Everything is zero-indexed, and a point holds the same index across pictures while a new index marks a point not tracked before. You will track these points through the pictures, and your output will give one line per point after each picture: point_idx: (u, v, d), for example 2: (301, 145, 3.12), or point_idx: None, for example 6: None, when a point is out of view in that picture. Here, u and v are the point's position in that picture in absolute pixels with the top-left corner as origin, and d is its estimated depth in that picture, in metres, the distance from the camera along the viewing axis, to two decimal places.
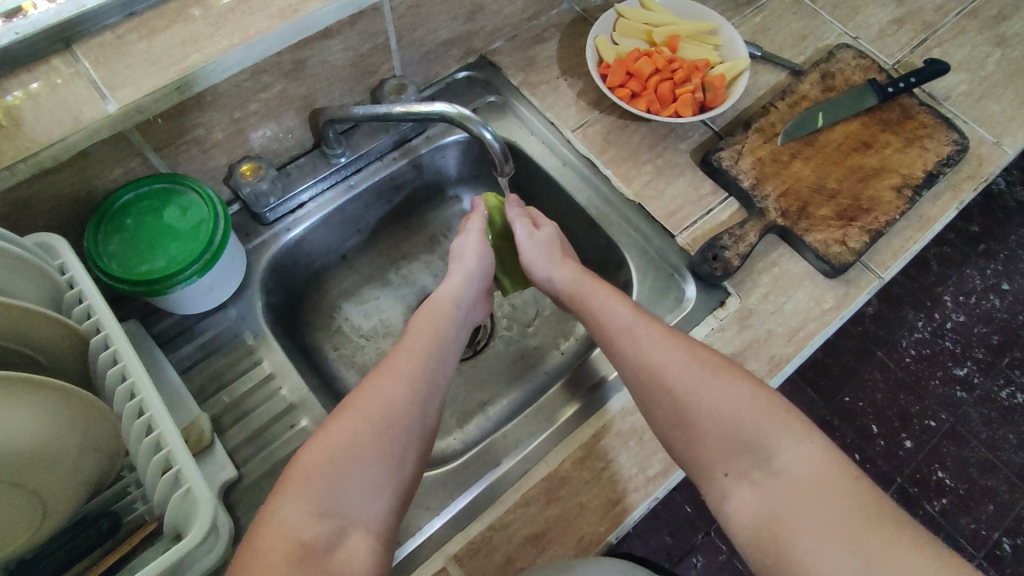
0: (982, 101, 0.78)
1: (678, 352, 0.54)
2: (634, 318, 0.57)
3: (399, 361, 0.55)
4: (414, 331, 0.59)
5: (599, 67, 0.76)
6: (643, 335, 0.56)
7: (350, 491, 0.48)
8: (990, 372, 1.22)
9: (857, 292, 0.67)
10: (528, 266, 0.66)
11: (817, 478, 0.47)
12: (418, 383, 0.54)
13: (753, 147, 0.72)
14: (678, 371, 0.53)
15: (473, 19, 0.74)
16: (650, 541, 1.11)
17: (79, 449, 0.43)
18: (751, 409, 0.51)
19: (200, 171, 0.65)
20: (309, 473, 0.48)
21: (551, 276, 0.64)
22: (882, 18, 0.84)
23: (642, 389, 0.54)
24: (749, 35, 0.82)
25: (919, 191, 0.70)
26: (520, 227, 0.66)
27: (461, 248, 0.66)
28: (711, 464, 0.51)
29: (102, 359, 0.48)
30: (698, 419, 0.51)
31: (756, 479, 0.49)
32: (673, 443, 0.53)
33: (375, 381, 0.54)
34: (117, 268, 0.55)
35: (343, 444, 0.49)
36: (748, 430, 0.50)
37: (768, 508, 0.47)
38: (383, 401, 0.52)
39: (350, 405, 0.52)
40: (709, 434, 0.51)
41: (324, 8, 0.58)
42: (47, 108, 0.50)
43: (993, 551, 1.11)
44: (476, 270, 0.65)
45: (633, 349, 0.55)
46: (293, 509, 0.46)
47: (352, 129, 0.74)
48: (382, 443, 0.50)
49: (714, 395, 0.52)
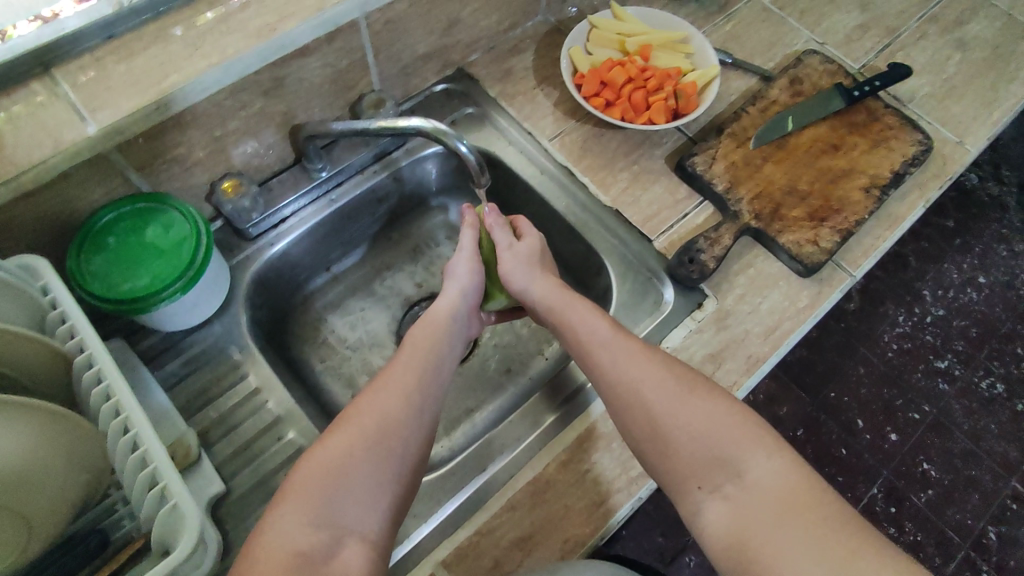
0: (946, 102, 0.81)
1: (655, 367, 0.56)
2: (611, 333, 0.59)
3: (396, 374, 0.56)
4: (410, 345, 0.60)
5: (574, 78, 0.77)
6: (621, 350, 0.57)
7: (346, 503, 0.49)
8: (970, 364, 1.25)
9: (830, 290, 0.69)
10: (508, 280, 0.67)
11: (786, 491, 0.49)
12: (415, 397, 0.55)
13: (726, 152, 0.74)
14: (654, 385, 0.55)
15: (449, 33, 0.75)
16: (642, 543, 1.13)
17: (66, 469, 0.44)
18: (725, 424, 0.53)
19: (182, 189, 0.66)
20: (306, 484, 0.49)
21: (529, 288, 0.65)
22: (848, 24, 0.87)
23: (619, 403, 0.56)
24: (720, 43, 0.84)
25: (887, 191, 0.72)
26: (502, 235, 0.68)
27: (453, 267, 0.68)
28: (685, 478, 0.52)
29: (86, 379, 0.48)
30: (672, 433, 0.53)
31: (728, 492, 0.50)
32: (648, 457, 0.54)
33: (370, 396, 0.54)
34: (99, 287, 0.56)
35: (340, 457, 0.50)
36: (720, 444, 0.52)
37: (737, 520, 0.49)
38: (379, 415, 0.53)
39: (345, 419, 0.53)
40: (684, 447, 0.52)
41: (300, 27, 0.59)
42: (27, 131, 0.51)
43: (978, 540, 1.13)
44: (469, 287, 0.67)
45: (608, 364, 0.57)
46: (290, 520, 0.47)
47: (332, 145, 0.75)
48: (379, 456, 0.51)
49: (689, 409, 0.54)
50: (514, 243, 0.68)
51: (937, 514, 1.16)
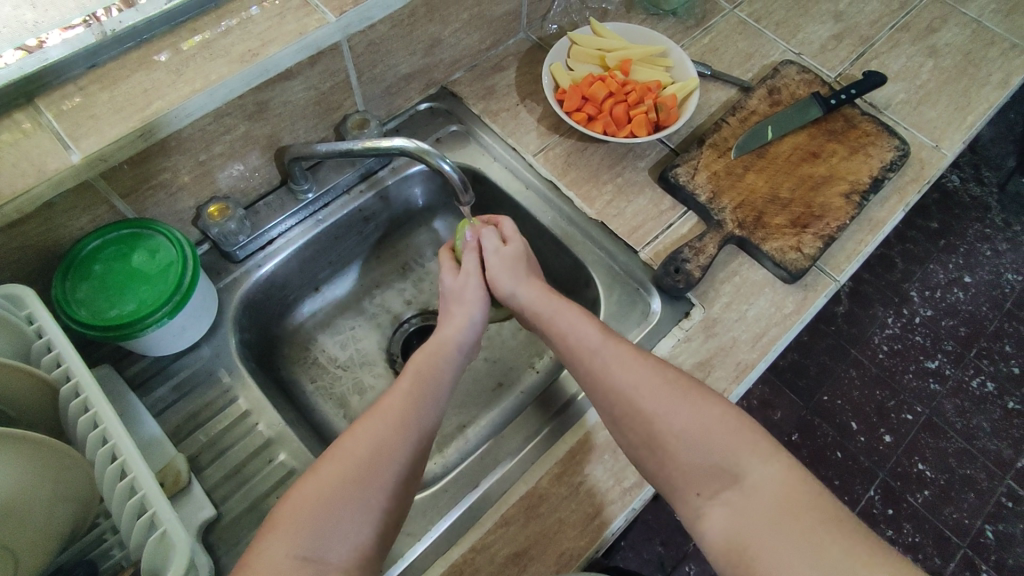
0: (921, 107, 0.82)
1: (647, 373, 0.56)
2: (602, 339, 0.59)
3: (392, 402, 0.56)
4: (411, 372, 0.59)
5: (556, 93, 0.78)
6: (613, 357, 0.58)
7: (334, 533, 0.48)
8: (960, 363, 1.26)
9: (815, 296, 0.70)
10: (494, 283, 0.67)
11: (781, 495, 0.49)
12: (409, 427, 0.55)
13: (707, 162, 0.75)
14: (648, 391, 0.55)
15: (431, 53, 0.76)
16: (642, 553, 1.12)
17: (52, 500, 0.43)
18: (718, 428, 0.53)
19: (168, 214, 0.66)
20: (295, 514, 0.49)
21: (515, 291, 0.65)
22: (822, 34, 0.89)
23: (613, 409, 0.56)
24: (698, 56, 0.86)
25: (866, 196, 0.73)
26: (490, 239, 0.67)
27: (461, 291, 0.66)
28: (684, 486, 0.52)
29: (72, 407, 0.48)
30: (665, 440, 0.53)
31: (727, 498, 0.50)
32: (644, 463, 0.54)
33: (365, 424, 0.54)
34: (86, 314, 0.56)
35: (331, 487, 0.50)
36: (715, 451, 0.52)
37: (735, 525, 0.49)
38: (373, 444, 0.53)
39: (338, 447, 0.53)
40: (678, 453, 0.53)
41: (283, 51, 0.59)
42: (10, 161, 0.51)
43: (977, 539, 1.13)
44: (476, 314, 0.65)
45: (602, 373, 0.57)
46: (278, 550, 0.47)
47: (318, 166, 0.75)
48: (369, 487, 0.51)
49: (681, 414, 0.54)
50: (501, 247, 0.67)
51: (934, 514, 1.16)
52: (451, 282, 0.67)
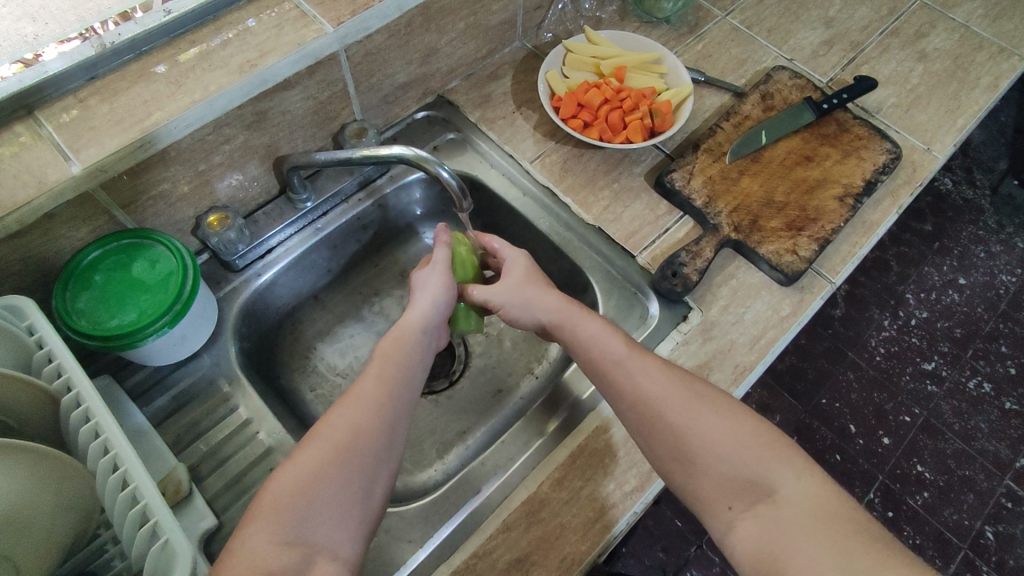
0: (912, 111, 0.83)
1: (674, 386, 0.56)
2: (626, 352, 0.58)
3: (365, 388, 0.56)
4: (380, 357, 0.59)
5: (552, 101, 0.79)
6: (638, 368, 0.57)
7: (316, 518, 0.48)
8: (956, 364, 1.27)
9: (811, 298, 0.70)
10: (505, 311, 0.66)
11: (816, 508, 0.49)
12: (385, 409, 0.55)
13: (702, 167, 0.76)
14: (677, 405, 0.55)
15: (428, 62, 0.77)
16: (644, 559, 1.12)
17: (53, 511, 0.43)
18: (752, 443, 0.53)
19: (167, 224, 0.66)
20: (277, 502, 0.48)
21: (532, 313, 0.64)
22: (813, 40, 0.90)
23: (638, 421, 0.56)
24: (692, 63, 0.87)
25: (860, 199, 0.74)
26: (482, 291, 0.66)
27: (425, 279, 0.65)
28: (715, 499, 0.52)
29: (73, 417, 0.48)
30: (697, 452, 0.53)
31: (760, 511, 0.50)
32: (672, 474, 0.54)
33: (340, 410, 0.54)
34: (86, 325, 0.56)
35: (310, 472, 0.50)
36: (750, 465, 0.52)
37: (767, 535, 0.49)
38: (350, 427, 0.53)
39: (316, 435, 0.53)
40: (710, 466, 0.53)
41: (281, 61, 0.60)
42: (11, 173, 0.51)
43: (977, 540, 1.13)
44: (441, 299, 0.64)
45: (628, 383, 0.57)
46: (259, 539, 0.47)
47: (317, 174, 0.76)
48: (348, 472, 0.51)
49: (712, 428, 0.54)
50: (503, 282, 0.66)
51: (934, 515, 1.16)
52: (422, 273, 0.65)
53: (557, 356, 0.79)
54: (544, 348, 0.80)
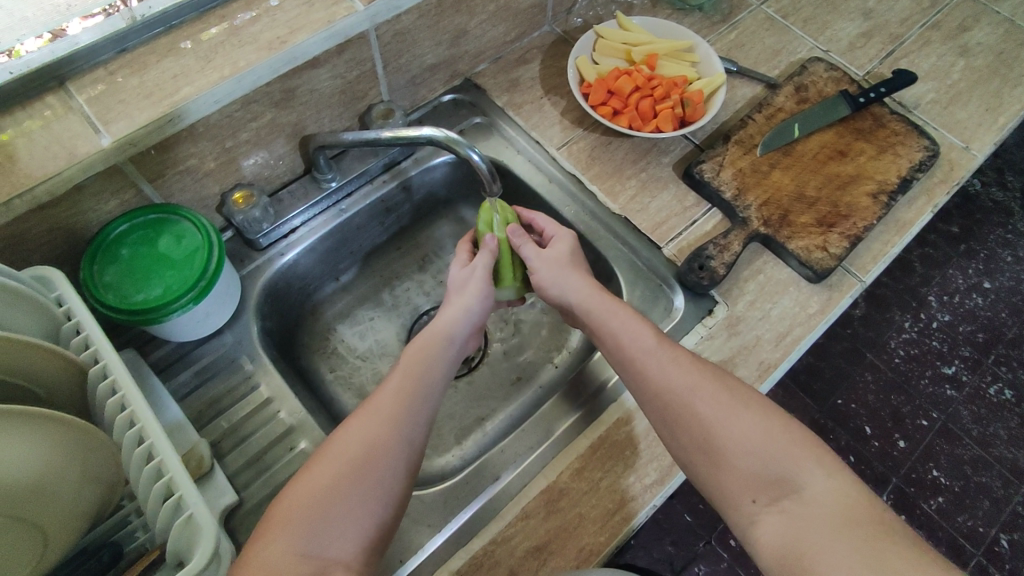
0: (950, 108, 0.81)
1: (706, 380, 0.55)
2: (657, 343, 0.58)
3: (381, 400, 0.55)
4: (400, 369, 0.58)
5: (581, 87, 0.78)
6: (667, 359, 0.57)
7: (330, 531, 0.48)
8: (978, 369, 1.24)
9: (840, 296, 0.69)
10: (539, 280, 0.66)
11: (844, 508, 0.48)
12: (401, 422, 0.54)
13: (733, 159, 0.75)
14: (706, 397, 0.54)
15: (457, 44, 0.76)
16: (652, 552, 1.11)
17: (80, 481, 0.44)
18: (782, 438, 0.52)
19: (194, 200, 0.66)
20: (290, 514, 0.49)
21: (564, 292, 0.63)
22: (850, 32, 0.88)
23: (665, 413, 0.55)
24: (725, 52, 0.85)
25: (895, 197, 0.72)
26: (529, 249, 0.66)
27: (462, 280, 0.65)
28: (739, 492, 0.51)
29: (100, 389, 0.48)
30: (724, 446, 0.52)
31: (784, 507, 0.49)
32: (696, 469, 0.53)
33: (356, 421, 0.54)
34: (113, 298, 0.56)
35: (324, 485, 0.50)
36: (778, 460, 0.51)
37: (791, 531, 0.48)
38: (364, 441, 0.52)
39: (330, 448, 0.52)
40: (736, 460, 0.52)
41: (311, 38, 0.59)
42: (41, 144, 0.51)
43: (991, 548, 1.12)
44: (474, 307, 0.63)
45: (655, 373, 0.56)
46: (273, 551, 0.46)
47: (342, 155, 0.75)
48: (362, 485, 0.50)
49: (741, 422, 0.53)
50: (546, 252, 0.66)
51: (948, 521, 1.14)
52: (458, 271, 0.66)
53: (578, 346, 0.78)
54: (565, 337, 0.79)
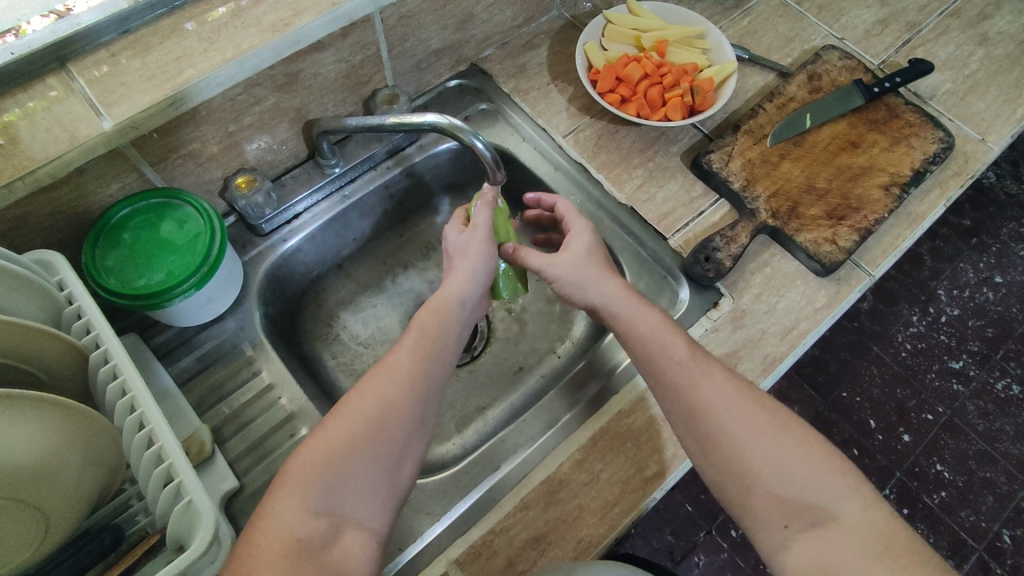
0: (967, 98, 0.79)
1: (743, 399, 0.54)
2: (691, 356, 0.56)
3: (396, 359, 0.55)
4: (416, 329, 0.57)
5: (589, 73, 0.77)
6: (702, 374, 0.55)
7: (345, 492, 0.49)
8: (986, 365, 1.22)
9: (848, 290, 0.68)
10: (563, 286, 0.62)
11: (876, 535, 0.49)
12: (417, 383, 0.54)
13: (742, 149, 0.73)
14: (734, 412, 0.53)
15: (463, 28, 0.75)
16: (652, 541, 1.12)
17: (80, 464, 0.44)
18: (819, 467, 0.51)
19: (196, 184, 0.66)
20: (304, 474, 0.48)
21: (588, 294, 0.60)
22: (867, 19, 0.86)
23: (694, 427, 0.54)
24: (737, 38, 0.83)
25: (908, 189, 0.71)
26: (539, 257, 0.63)
27: (464, 244, 0.62)
28: (771, 516, 0.50)
29: (101, 373, 0.48)
30: (758, 470, 0.51)
31: (817, 534, 0.49)
32: (724, 487, 0.53)
33: (371, 381, 0.53)
34: (115, 283, 0.56)
35: (339, 444, 0.50)
36: (813, 488, 0.50)
37: (825, 557, 0.48)
38: (380, 401, 0.52)
39: (345, 406, 0.52)
40: (771, 486, 0.51)
41: (315, 21, 0.58)
42: (43, 126, 0.51)
43: (993, 543, 1.11)
44: (480, 269, 0.61)
45: (690, 389, 0.54)
46: (288, 505, 0.47)
47: (346, 141, 0.75)
48: (379, 445, 0.50)
49: (779, 445, 0.52)
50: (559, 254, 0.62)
51: (951, 515, 1.14)
52: (457, 237, 0.62)
53: (580, 336, 0.77)
54: (569, 327, 0.78)
